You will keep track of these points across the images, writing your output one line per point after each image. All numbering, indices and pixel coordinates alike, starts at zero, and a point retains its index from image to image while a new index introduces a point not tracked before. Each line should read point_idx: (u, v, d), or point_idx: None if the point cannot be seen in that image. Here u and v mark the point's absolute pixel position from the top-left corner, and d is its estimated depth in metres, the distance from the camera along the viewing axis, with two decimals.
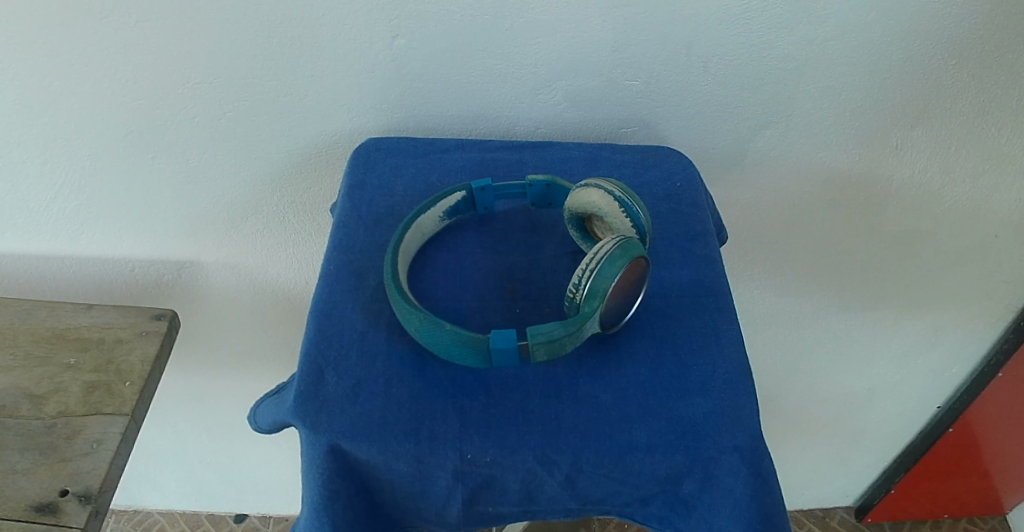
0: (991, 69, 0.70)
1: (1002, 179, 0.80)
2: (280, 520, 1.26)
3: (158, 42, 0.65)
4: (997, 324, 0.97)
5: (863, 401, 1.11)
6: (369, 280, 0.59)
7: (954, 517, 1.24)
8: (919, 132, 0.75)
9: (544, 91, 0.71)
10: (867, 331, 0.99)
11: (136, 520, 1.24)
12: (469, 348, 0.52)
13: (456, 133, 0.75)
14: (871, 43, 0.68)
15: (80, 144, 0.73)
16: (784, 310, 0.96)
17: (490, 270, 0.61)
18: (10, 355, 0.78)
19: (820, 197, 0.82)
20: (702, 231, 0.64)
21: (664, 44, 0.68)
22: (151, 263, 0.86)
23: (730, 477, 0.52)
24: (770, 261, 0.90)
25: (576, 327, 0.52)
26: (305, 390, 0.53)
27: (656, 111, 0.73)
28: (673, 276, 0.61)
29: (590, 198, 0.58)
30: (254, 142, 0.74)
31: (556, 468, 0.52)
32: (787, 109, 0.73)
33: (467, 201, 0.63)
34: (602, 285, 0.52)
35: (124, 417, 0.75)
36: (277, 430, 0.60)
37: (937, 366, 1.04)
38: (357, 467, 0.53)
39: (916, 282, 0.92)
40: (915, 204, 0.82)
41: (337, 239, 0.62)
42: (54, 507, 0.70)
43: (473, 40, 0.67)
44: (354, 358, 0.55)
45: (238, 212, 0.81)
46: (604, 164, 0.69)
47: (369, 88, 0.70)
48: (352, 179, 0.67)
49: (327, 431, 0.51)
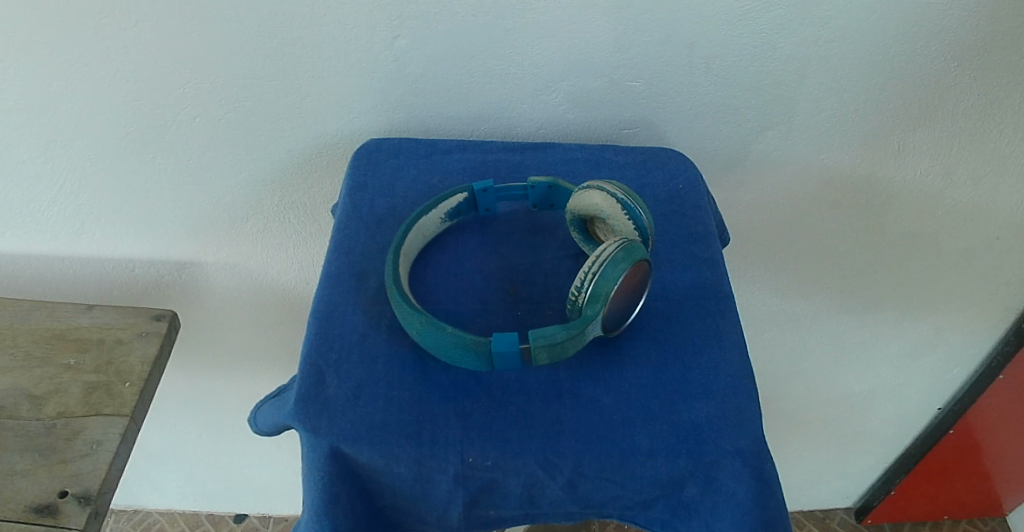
0: (995, 71, 0.70)
1: (1004, 181, 0.79)
2: (280, 520, 1.26)
3: (158, 42, 0.65)
4: (998, 326, 0.97)
5: (863, 402, 1.10)
6: (370, 282, 0.59)
7: (954, 519, 1.23)
8: (922, 134, 0.75)
9: (546, 92, 0.71)
10: (868, 333, 0.99)
11: (135, 520, 1.24)
12: (471, 351, 0.52)
13: (457, 134, 0.75)
14: (875, 45, 0.68)
15: (80, 144, 0.72)
16: (785, 312, 0.95)
17: (492, 273, 0.61)
18: (9, 355, 0.78)
19: (822, 199, 0.81)
20: (704, 233, 0.64)
21: (666, 45, 0.67)
22: (152, 263, 0.86)
23: (732, 481, 0.52)
24: (772, 263, 0.90)
25: (578, 330, 0.52)
26: (305, 393, 0.53)
27: (658, 112, 0.73)
28: (675, 279, 0.61)
29: (592, 200, 0.58)
30: (255, 142, 0.74)
31: (557, 471, 0.52)
32: (789, 111, 0.73)
33: (468, 202, 0.63)
34: (604, 288, 0.52)
35: (124, 418, 0.75)
36: (277, 432, 0.60)
37: (938, 368, 1.04)
38: (358, 471, 0.53)
39: (918, 284, 0.92)
40: (917, 206, 0.82)
41: (338, 241, 0.62)
42: (54, 509, 0.70)
43: (475, 41, 0.67)
44: (355, 360, 0.54)
45: (238, 213, 0.81)
46: (606, 166, 0.69)
47: (370, 88, 0.70)
48: (353, 180, 0.67)
49: (328, 435, 0.51)
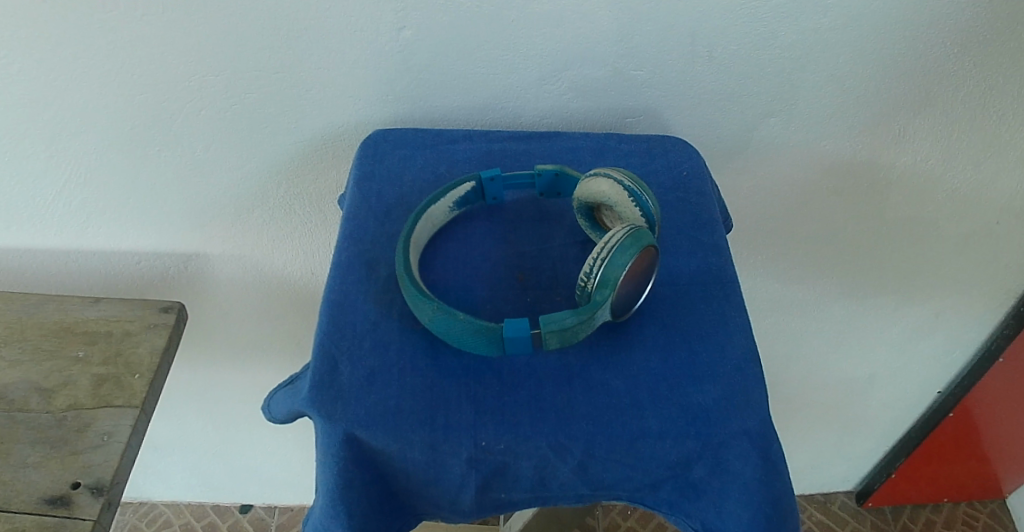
0: (993, 57, 0.70)
1: (1002, 165, 0.80)
2: (285, 510, 1.27)
3: (164, 36, 0.65)
4: (997, 310, 0.98)
5: (864, 386, 1.12)
6: (380, 271, 0.60)
7: (954, 501, 1.25)
8: (921, 120, 0.76)
9: (550, 82, 0.72)
10: (868, 318, 1.00)
11: (141, 512, 1.25)
12: (482, 337, 0.53)
13: (461, 124, 0.76)
14: (874, 32, 0.68)
15: (85, 139, 0.73)
16: (786, 298, 0.97)
17: (500, 260, 0.62)
18: (18, 349, 0.79)
19: (822, 186, 0.82)
20: (710, 219, 0.65)
21: (669, 35, 0.68)
22: (158, 256, 0.87)
23: (739, 461, 0.53)
24: (774, 249, 0.90)
25: (587, 315, 0.53)
26: (319, 380, 0.53)
27: (661, 101, 0.73)
28: (681, 264, 0.61)
29: (599, 187, 0.59)
30: (261, 134, 0.74)
31: (568, 454, 0.53)
32: (791, 98, 0.74)
33: (476, 191, 0.64)
34: (613, 274, 0.52)
35: (134, 409, 0.76)
36: (291, 420, 0.61)
37: (938, 352, 1.05)
38: (372, 457, 0.53)
39: (917, 268, 0.93)
40: (917, 191, 0.83)
41: (347, 230, 0.63)
42: (67, 500, 0.70)
43: (480, 31, 0.67)
44: (368, 347, 0.55)
45: (244, 205, 0.81)
46: (611, 153, 0.70)
47: (376, 79, 0.71)
48: (361, 170, 0.67)
49: (342, 421, 0.52)
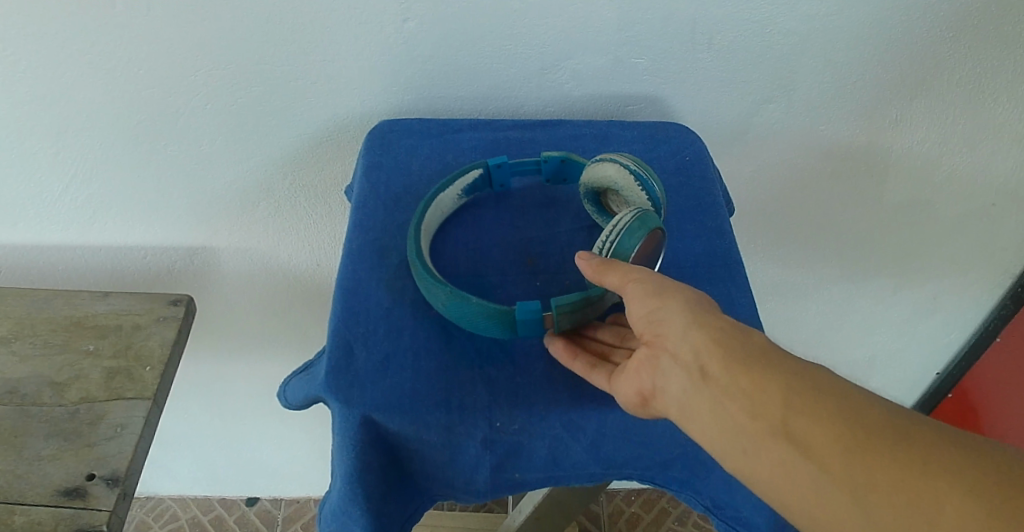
0: (986, 40, 0.72)
1: (999, 147, 0.81)
2: (291, 502, 1.28)
3: (168, 32, 0.66)
4: (996, 290, 1.00)
5: (864, 368, 1.13)
6: (392, 258, 0.61)
7: None
8: (917, 104, 0.77)
9: (552, 71, 0.73)
10: (866, 300, 1.02)
11: (148, 506, 1.26)
12: (495, 319, 0.54)
13: (465, 114, 0.77)
14: (869, 17, 0.70)
15: (91, 135, 0.73)
16: (787, 281, 0.98)
17: (509, 246, 0.63)
18: (30, 344, 0.79)
19: (821, 170, 0.84)
20: (713, 203, 0.66)
21: (668, 23, 0.69)
22: (164, 250, 0.87)
23: None
24: (774, 234, 0.92)
25: (597, 296, 0.54)
26: (335, 366, 0.54)
27: (662, 88, 0.75)
28: (686, 247, 0.63)
29: (606, 172, 0.60)
30: (266, 128, 0.75)
31: (581, 432, 0.54)
32: (789, 83, 0.75)
33: (484, 179, 0.65)
34: (622, 256, 0.54)
35: (146, 400, 0.76)
36: (306, 406, 0.62)
37: (936, 334, 1.06)
38: (389, 439, 0.54)
39: (915, 251, 0.95)
40: (914, 174, 0.84)
41: (358, 218, 0.64)
42: (83, 492, 0.71)
43: (482, 22, 0.68)
44: (383, 333, 0.56)
45: (249, 198, 0.82)
46: (614, 140, 0.71)
47: (381, 71, 0.71)
48: (369, 159, 0.68)
49: (359, 404, 0.53)
